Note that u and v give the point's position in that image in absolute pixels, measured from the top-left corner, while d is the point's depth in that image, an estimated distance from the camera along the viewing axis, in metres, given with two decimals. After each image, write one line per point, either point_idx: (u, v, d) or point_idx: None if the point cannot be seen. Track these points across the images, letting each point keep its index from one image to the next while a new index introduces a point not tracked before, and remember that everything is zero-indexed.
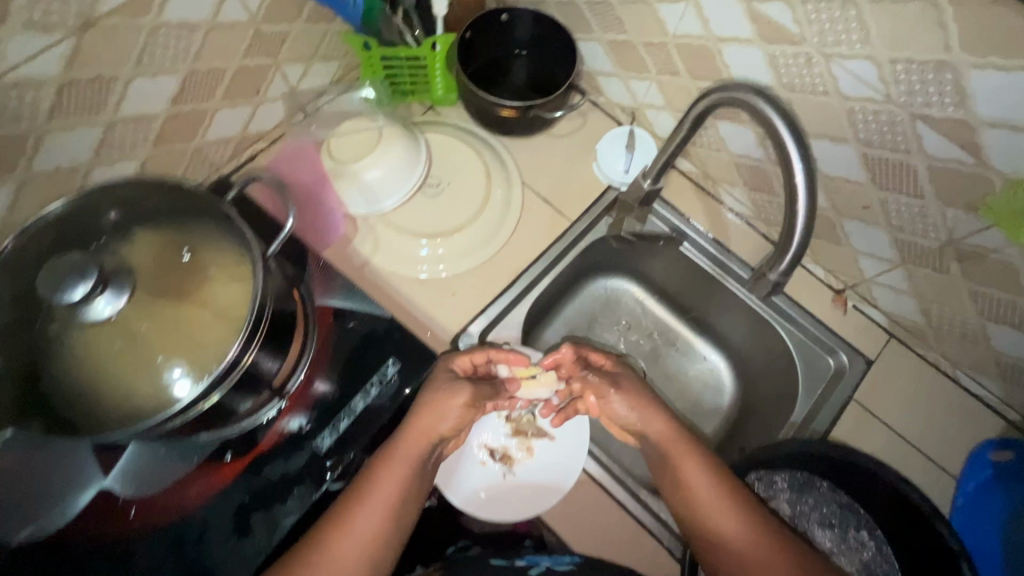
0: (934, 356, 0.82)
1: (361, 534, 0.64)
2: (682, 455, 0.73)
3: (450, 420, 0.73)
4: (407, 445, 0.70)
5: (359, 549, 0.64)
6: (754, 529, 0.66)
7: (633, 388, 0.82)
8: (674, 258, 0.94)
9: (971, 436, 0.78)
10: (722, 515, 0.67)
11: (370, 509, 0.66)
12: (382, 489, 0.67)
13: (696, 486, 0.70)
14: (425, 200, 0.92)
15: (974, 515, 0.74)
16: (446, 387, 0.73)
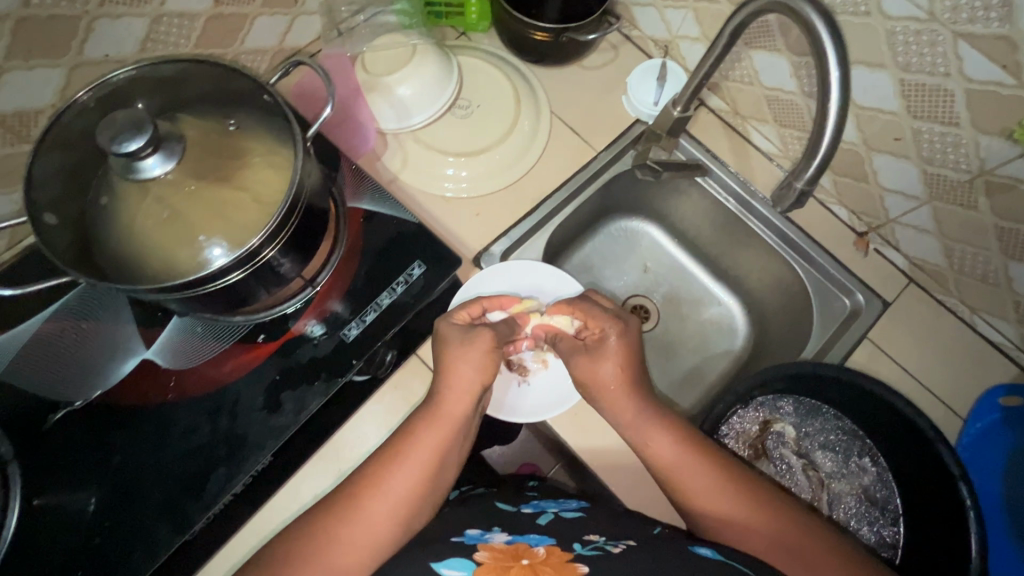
0: (953, 303, 0.83)
1: (398, 493, 0.62)
2: (646, 431, 0.67)
3: (478, 378, 0.67)
4: (450, 403, 0.66)
5: (393, 509, 0.62)
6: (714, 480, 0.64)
7: (619, 351, 0.71)
8: (697, 196, 0.97)
9: (980, 381, 0.81)
10: (688, 472, 0.64)
11: (404, 470, 0.63)
12: (418, 445, 0.64)
13: (678, 463, 0.65)
14: (454, 122, 0.89)
15: (978, 451, 0.78)
16: (462, 346, 0.67)
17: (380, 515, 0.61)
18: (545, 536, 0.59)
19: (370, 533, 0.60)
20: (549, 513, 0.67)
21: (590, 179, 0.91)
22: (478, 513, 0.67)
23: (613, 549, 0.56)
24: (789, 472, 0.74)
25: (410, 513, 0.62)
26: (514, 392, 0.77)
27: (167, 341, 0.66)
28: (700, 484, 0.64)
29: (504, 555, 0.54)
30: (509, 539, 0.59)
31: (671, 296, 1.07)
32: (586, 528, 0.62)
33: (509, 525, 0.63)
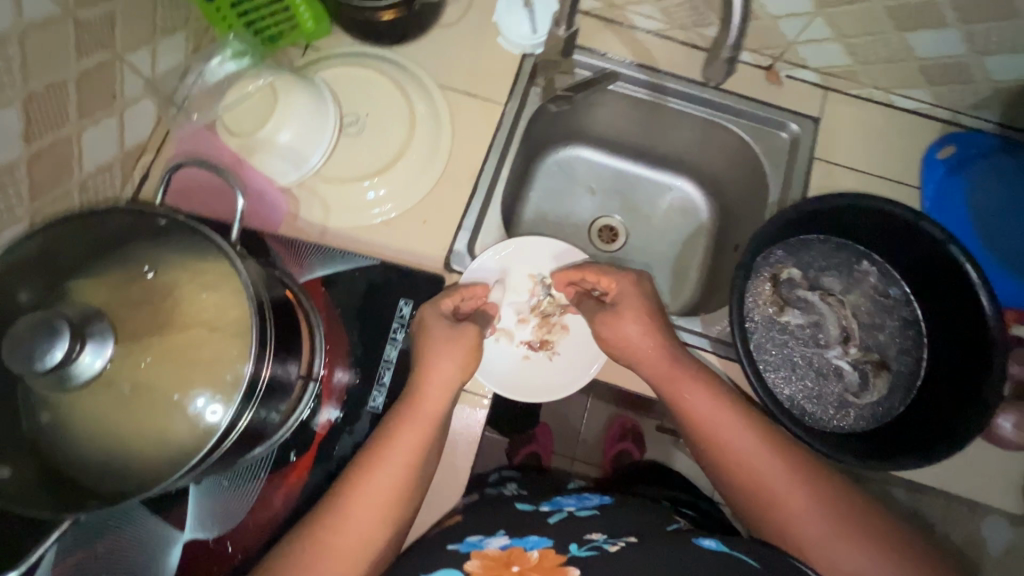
0: (869, 91, 0.88)
1: (379, 495, 0.58)
2: (676, 380, 0.68)
3: (457, 372, 0.64)
4: (432, 391, 0.62)
5: (378, 512, 0.58)
6: (770, 472, 0.63)
7: (641, 307, 0.70)
8: (611, 101, 0.95)
9: (919, 148, 0.87)
10: (710, 418, 0.66)
11: (388, 468, 0.59)
12: (400, 443, 0.60)
13: (696, 405, 0.67)
14: (352, 142, 0.81)
15: (939, 208, 0.84)
16: (444, 340, 0.64)
17: (368, 517, 0.58)
18: (544, 537, 0.62)
19: (356, 540, 0.57)
20: (565, 511, 0.69)
21: (507, 136, 0.86)
22: (495, 511, 0.69)
23: (609, 548, 0.59)
24: (811, 307, 0.78)
25: (394, 512, 0.59)
26: (551, 367, 0.75)
27: (202, 509, 0.62)
28: (762, 474, 0.63)
29: (497, 563, 0.58)
30: (504, 544, 0.60)
31: (626, 205, 1.09)
32: (592, 525, 0.64)
33: (514, 526, 0.64)
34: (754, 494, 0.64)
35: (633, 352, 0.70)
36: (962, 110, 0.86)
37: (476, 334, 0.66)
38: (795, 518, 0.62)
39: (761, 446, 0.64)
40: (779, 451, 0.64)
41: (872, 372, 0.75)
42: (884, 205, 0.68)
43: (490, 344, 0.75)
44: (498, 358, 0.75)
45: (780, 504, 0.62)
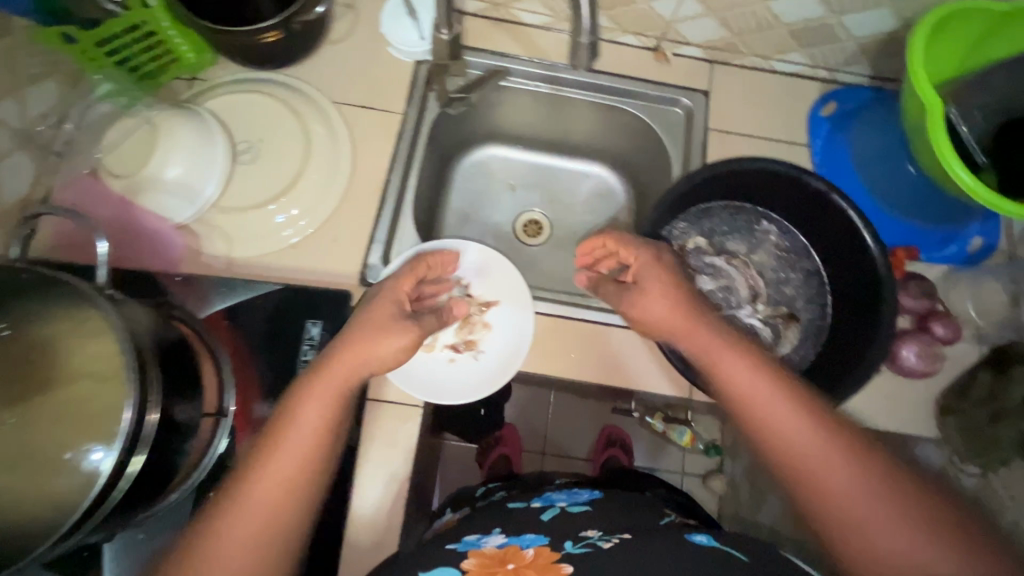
0: (750, 60, 0.92)
1: (277, 478, 0.54)
2: (718, 353, 0.61)
3: (376, 356, 0.61)
4: (342, 373, 0.59)
5: (265, 509, 0.53)
6: (829, 458, 0.53)
7: (665, 277, 0.66)
8: (512, 97, 0.96)
9: (803, 108, 0.92)
10: (762, 396, 0.57)
11: (287, 450, 0.55)
12: (298, 427, 0.56)
13: (742, 381, 0.58)
14: (248, 169, 0.79)
15: (829, 160, 0.89)
16: (377, 321, 0.63)
17: (262, 501, 0.53)
18: (540, 534, 0.63)
19: (253, 528, 0.52)
20: (557, 507, 0.70)
21: (411, 145, 0.87)
22: (490, 517, 0.70)
23: (604, 545, 0.59)
24: (718, 272, 0.81)
25: (284, 510, 0.54)
26: (477, 366, 0.76)
27: (122, 565, 0.60)
28: (816, 462, 0.53)
29: (493, 561, 0.59)
30: (500, 542, 0.62)
31: (546, 196, 1.10)
32: (587, 522, 0.65)
33: (510, 524, 0.66)
34: (807, 484, 0.53)
35: (665, 325, 0.66)
36: (838, 68, 0.91)
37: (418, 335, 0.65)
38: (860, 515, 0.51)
39: (819, 431, 0.54)
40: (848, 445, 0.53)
41: (782, 325, 0.79)
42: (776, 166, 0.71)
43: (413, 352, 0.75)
44: (424, 367, 0.75)
45: (837, 497, 0.52)
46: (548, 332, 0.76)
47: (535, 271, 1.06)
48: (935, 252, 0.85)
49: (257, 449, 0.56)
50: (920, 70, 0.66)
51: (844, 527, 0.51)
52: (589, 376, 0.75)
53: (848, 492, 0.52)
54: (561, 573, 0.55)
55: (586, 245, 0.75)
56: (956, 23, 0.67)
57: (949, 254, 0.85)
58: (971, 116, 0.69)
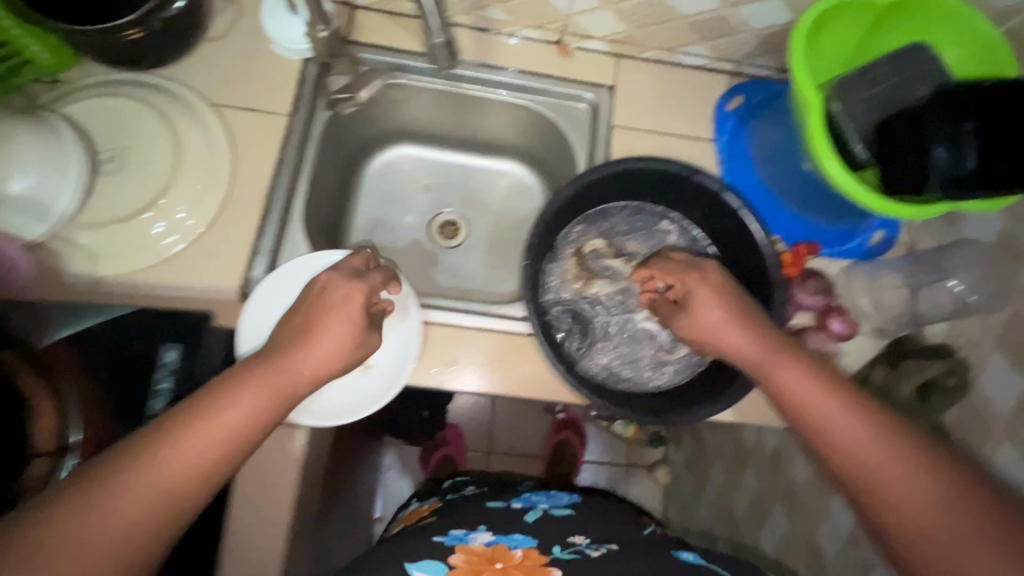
0: (655, 53, 0.90)
1: (203, 448, 0.52)
2: (774, 361, 0.62)
3: (332, 348, 0.62)
4: (295, 373, 0.59)
5: (157, 497, 0.49)
6: (894, 467, 0.54)
7: (712, 290, 0.67)
8: (413, 96, 0.93)
9: (709, 101, 0.90)
10: (818, 400, 0.58)
11: (217, 423, 0.53)
12: (228, 414, 0.54)
13: (797, 389, 0.60)
14: (113, 180, 0.73)
15: (732, 156, 0.87)
16: (340, 303, 0.64)
17: (181, 466, 0.50)
18: (527, 537, 0.67)
19: (155, 492, 0.49)
20: (538, 509, 0.77)
21: (300, 149, 0.82)
22: (472, 513, 0.75)
23: (592, 552, 0.65)
24: (617, 275, 0.79)
25: (175, 500, 0.50)
26: (363, 382, 0.72)
27: None
28: (876, 467, 0.54)
29: (480, 558, 0.62)
30: (489, 540, 0.65)
31: (462, 196, 1.06)
32: (570, 528, 0.71)
33: (494, 525, 0.71)
34: (863, 483, 0.55)
35: (708, 326, 0.66)
36: (742, 60, 0.90)
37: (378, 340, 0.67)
38: (919, 509, 0.52)
39: (878, 428, 0.56)
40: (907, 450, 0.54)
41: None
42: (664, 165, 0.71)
43: None
44: None
45: (896, 502, 0.53)
46: (439, 341, 0.75)
47: (451, 275, 1.03)
48: (836, 246, 0.84)
49: (170, 428, 0.52)
50: (800, 65, 0.66)
51: (903, 526, 0.52)
52: (477, 385, 0.74)
53: (907, 483, 0.53)
54: None
55: (640, 269, 0.75)
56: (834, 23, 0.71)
57: (849, 249, 0.84)
58: (856, 108, 0.69)
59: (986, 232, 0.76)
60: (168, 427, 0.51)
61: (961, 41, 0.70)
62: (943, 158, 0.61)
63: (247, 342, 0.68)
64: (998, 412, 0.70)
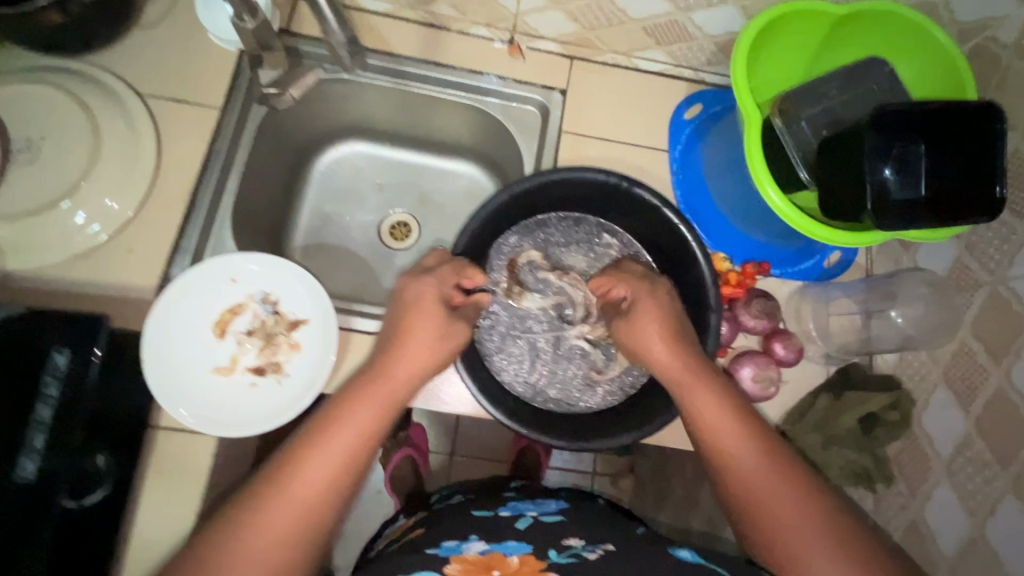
0: (611, 57, 0.86)
1: (329, 462, 0.54)
2: (689, 380, 0.61)
3: (426, 352, 0.63)
4: (393, 380, 0.60)
5: (324, 487, 0.53)
6: (780, 496, 0.52)
7: (654, 301, 0.67)
8: (360, 92, 0.89)
9: (667, 109, 0.86)
10: (721, 424, 0.57)
11: (342, 430, 0.55)
12: (345, 427, 0.56)
13: (706, 413, 0.58)
14: (24, 170, 0.70)
15: (684, 170, 0.83)
16: (428, 315, 0.64)
17: (313, 480, 0.53)
18: (523, 542, 0.56)
19: (299, 502, 0.52)
20: (528, 515, 0.63)
21: (233, 144, 0.80)
22: (456, 522, 0.63)
23: (589, 556, 0.54)
24: (552, 289, 0.77)
25: (342, 485, 0.54)
26: (278, 392, 0.69)
27: None
28: (762, 495, 0.52)
29: (477, 567, 0.53)
30: (483, 547, 0.55)
31: (416, 195, 1.03)
32: (567, 533, 0.59)
33: (486, 531, 0.60)
34: (748, 513, 0.53)
35: (647, 346, 0.65)
36: (702, 67, 0.86)
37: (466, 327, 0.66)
38: (812, 554, 0.48)
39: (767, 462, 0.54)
40: (797, 480, 0.53)
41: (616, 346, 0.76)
42: (593, 175, 0.68)
43: (205, 378, 0.69)
44: (218, 394, 0.69)
45: (782, 534, 0.50)
46: (364, 350, 0.73)
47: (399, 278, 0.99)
48: (787, 267, 0.80)
49: (296, 442, 0.55)
50: (742, 86, 0.63)
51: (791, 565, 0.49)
52: None
53: (792, 514, 0.50)
54: None
55: (603, 276, 0.74)
56: (787, 30, 0.67)
57: (804, 269, 0.80)
58: (798, 128, 0.66)
59: (940, 259, 0.73)
60: (283, 470, 0.53)
61: (918, 59, 0.66)
62: (897, 183, 0.59)
63: (151, 346, 0.66)
64: (938, 449, 0.69)
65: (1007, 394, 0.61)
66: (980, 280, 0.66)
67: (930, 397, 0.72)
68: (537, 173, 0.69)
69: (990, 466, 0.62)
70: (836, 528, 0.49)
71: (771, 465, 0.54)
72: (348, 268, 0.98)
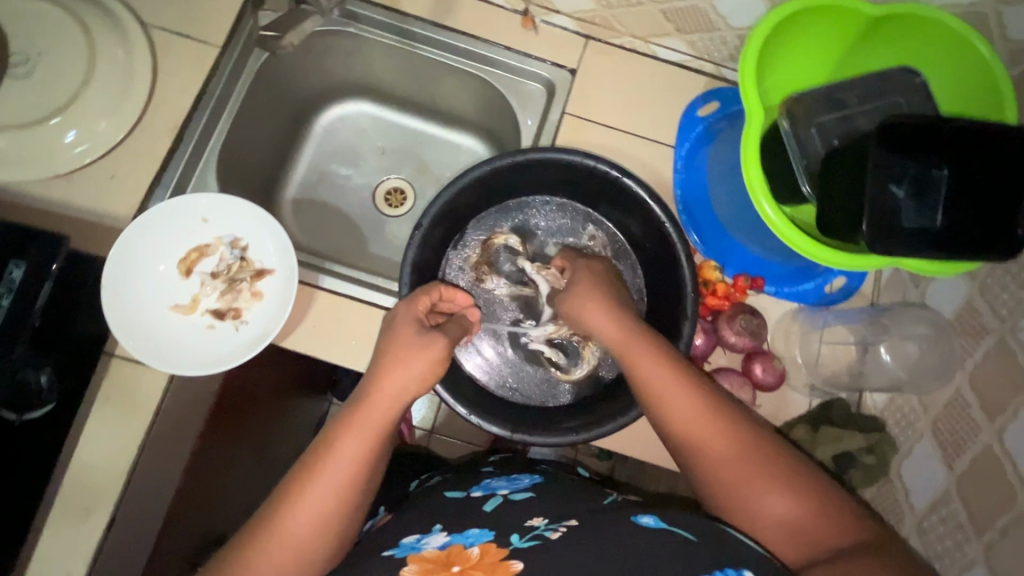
0: (628, 41, 0.81)
1: (318, 512, 0.48)
2: (629, 345, 0.58)
3: (414, 378, 0.57)
4: (376, 398, 0.55)
5: (314, 527, 0.48)
6: (721, 437, 0.50)
7: (592, 276, 0.67)
8: (366, 49, 0.87)
9: (682, 102, 0.80)
10: (657, 381, 0.55)
11: (330, 478, 0.50)
12: (334, 467, 0.50)
13: (644, 370, 0.56)
14: (19, 84, 0.70)
15: (687, 169, 0.78)
16: (416, 346, 0.59)
17: (300, 534, 0.48)
18: (485, 529, 0.49)
19: (287, 559, 0.47)
20: (498, 496, 0.56)
21: (229, 85, 0.79)
22: (423, 510, 0.56)
23: (551, 534, 0.47)
24: (518, 278, 0.78)
25: (335, 529, 0.49)
26: (233, 338, 0.69)
27: None
28: (705, 440, 0.51)
29: (435, 564, 0.45)
30: (443, 542, 0.48)
31: (415, 163, 1.00)
32: (531, 510, 0.52)
33: (452, 520, 0.52)
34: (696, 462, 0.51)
35: (590, 322, 0.64)
36: (723, 62, 0.80)
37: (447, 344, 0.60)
38: (759, 487, 0.48)
39: (707, 406, 0.52)
40: (734, 420, 0.51)
41: (581, 343, 0.75)
42: (577, 155, 0.66)
43: (165, 314, 0.69)
44: (174, 332, 0.69)
45: (730, 472, 0.49)
46: (327, 308, 0.73)
47: (387, 245, 0.97)
48: (784, 286, 0.74)
49: (282, 491, 0.50)
50: (750, 84, 0.58)
51: (745, 502, 0.48)
52: (350, 359, 0.72)
53: (731, 453, 0.49)
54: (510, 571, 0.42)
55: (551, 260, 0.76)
56: (811, 28, 0.62)
57: (802, 290, 0.74)
58: (806, 134, 0.62)
59: (948, 300, 0.66)
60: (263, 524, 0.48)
61: (958, 79, 0.60)
62: (909, 209, 0.54)
63: (111, 272, 0.65)
64: (913, 502, 0.64)
65: (995, 455, 0.55)
66: (987, 327, 0.60)
67: (913, 446, 0.66)
68: (519, 150, 0.67)
69: (964, 530, 0.57)
70: (778, 463, 0.48)
71: (710, 410, 0.52)
72: (335, 228, 0.97)
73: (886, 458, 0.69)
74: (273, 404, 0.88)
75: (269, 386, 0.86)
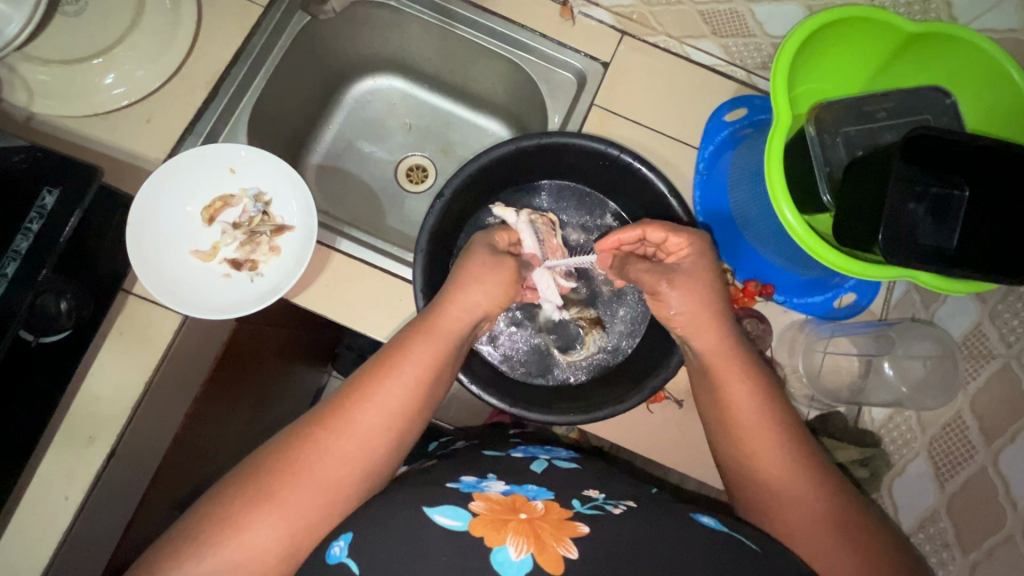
0: (663, 41, 0.82)
1: (388, 403, 0.54)
2: (727, 367, 0.58)
3: (482, 302, 0.63)
4: (448, 317, 0.60)
5: (382, 421, 0.53)
6: (796, 481, 0.52)
7: (705, 272, 0.61)
8: (406, 25, 0.89)
9: (711, 106, 0.80)
10: (751, 423, 0.55)
11: (401, 374, 0.55)
12: (409, 363, 0.56)
13: (741, 404, 0.56)
14: (69, 22, 0.72)
15: (708, 172, 0.78)
16: (487, 266, 0.64)
17: (372, 421, 0.53)
18: (544, 488, 0.52)
19: (357, 440, 0.52)
20: (541, 459, 0.60)
21: (269, 45, 0.80)
22: (469, 460, 0.59)
23: (613, 509, 0.49)
24: None
25: (401, 427, 0.55)
26: (248, 289, 0.71)
27: None
28: (785, 485, 0.52)
29: (502, 508, 0.47)
30: (506, 489, 0.50)
31: (441, 143, 1.01)
32: (587, 482, 0.54)
33: (506, 473, 0.56)
34: (767, 500, 0.53)
35: (682, 334, 0.62)
36: (756, 71, 0.80)
37: (512, 270, 0.66)
38: (827, 543, 0.49)
39: (782, 451, 0.53)
40: (822, 475, 0.52)
41: (585, 330, 0.77)
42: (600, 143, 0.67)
43: (184, 258, 0.71)
44: (188, 274, 0.70)
45: (800, 517, 0.51)
46: (339, 271, 0.74)
47: (403, 219, 0.98)
48: (793, 297, 0.75)
49: (360, 377, 0.56)
50: (780, 86, 0.58)
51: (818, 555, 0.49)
52: (355, 320, 0.73)
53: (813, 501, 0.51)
54: (578, 531, 0.45)
55: (643, 225, 0.64)
56: (845, 39, 0.62)
57: (810, 302, 0.74)
58: (831, 143, 0.65)
59: (955, 323, 0.66)
60: (340, 401, 0.54)
61: (988, 100, 0.60)
62: (928, 226, 0.54)
63: (138, 211, 0.67)
64: (901, 518, 0.64)
65: (989, 477, 0.55)
66: (994, 351, 0.60)
67: (906, 463, 0.67)
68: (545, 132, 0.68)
69: (950, 548, 0.58)
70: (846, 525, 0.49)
71: (797, 455, 0.53)
72: (355, 198, 0.98)
73: (880, 472, 0.68)
74: (274, 362, 0.89)
75: (273, 346, 0.88)
